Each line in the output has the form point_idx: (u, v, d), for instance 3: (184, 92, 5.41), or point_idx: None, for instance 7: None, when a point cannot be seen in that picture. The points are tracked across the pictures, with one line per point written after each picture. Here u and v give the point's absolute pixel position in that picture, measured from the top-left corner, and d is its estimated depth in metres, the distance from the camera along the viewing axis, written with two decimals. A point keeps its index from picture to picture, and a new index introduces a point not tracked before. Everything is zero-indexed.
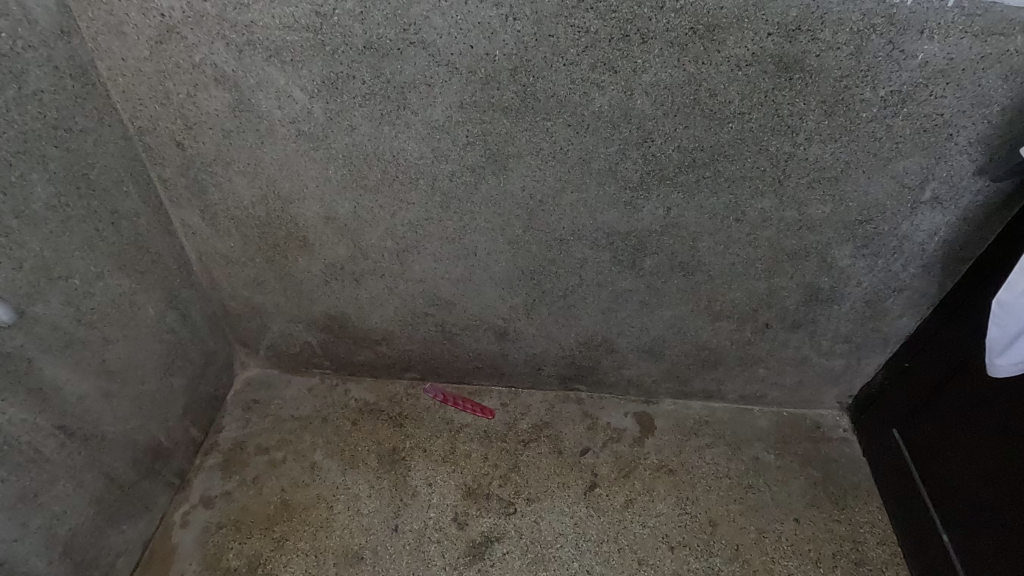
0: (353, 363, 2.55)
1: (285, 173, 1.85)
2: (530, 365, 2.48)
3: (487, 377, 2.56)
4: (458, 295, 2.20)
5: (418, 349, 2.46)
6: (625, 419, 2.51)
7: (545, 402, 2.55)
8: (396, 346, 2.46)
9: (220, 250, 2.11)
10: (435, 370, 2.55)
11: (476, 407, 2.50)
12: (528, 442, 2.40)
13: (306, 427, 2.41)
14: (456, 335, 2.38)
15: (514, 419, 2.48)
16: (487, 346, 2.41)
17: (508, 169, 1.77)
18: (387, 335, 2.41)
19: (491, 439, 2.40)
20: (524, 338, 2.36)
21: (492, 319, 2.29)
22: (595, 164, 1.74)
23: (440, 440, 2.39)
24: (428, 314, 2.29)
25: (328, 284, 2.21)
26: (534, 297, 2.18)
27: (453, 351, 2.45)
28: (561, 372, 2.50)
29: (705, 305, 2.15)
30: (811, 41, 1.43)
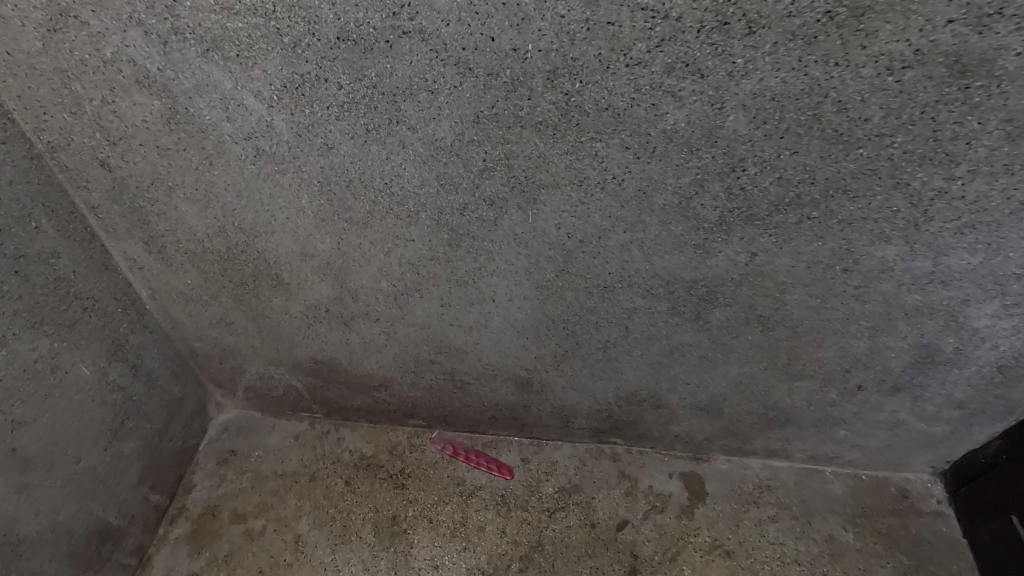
0: (348, 409, 2.16)
1: (246, 202, 1.41)
2: (558, 417, 2.06)
3: (507, 428, 2.16)
4: (472, 344, 1.77)
5: (424, 397, 2.05)
6: (670, 482, 2.09)
7: (574, 459, 2.14)
8: (398, 394, 2.05)
9: (175, 287, 1.70)
10: (445, 419, 2.15)
11: (492, 465, 2.11)
12: (553, 512, 2.00)
13: (292, 488, 2.03)
14: (470, 385, 1.96)
15: (538, 481, 2.08)
16: (507, 398, 2.00)
17: (539, 203, 1.31)
18: (386, 382, 2.00)
19: (510, 507, 2.01)
20: (552, 391, 1.94)
21: (513, 370, 1.86)
22: (659, 199, 1.28)
23: (449, 507, 2.00)
24: (435, 363, 1.87)
25: (312, 328, 1.79)
26: (567, 349, 1.75)
27: (466, 401, 2.04)
28: (595, 426, 2.08)
29: (782, 363, 1.70)
30: (1014, 32, 0.93)
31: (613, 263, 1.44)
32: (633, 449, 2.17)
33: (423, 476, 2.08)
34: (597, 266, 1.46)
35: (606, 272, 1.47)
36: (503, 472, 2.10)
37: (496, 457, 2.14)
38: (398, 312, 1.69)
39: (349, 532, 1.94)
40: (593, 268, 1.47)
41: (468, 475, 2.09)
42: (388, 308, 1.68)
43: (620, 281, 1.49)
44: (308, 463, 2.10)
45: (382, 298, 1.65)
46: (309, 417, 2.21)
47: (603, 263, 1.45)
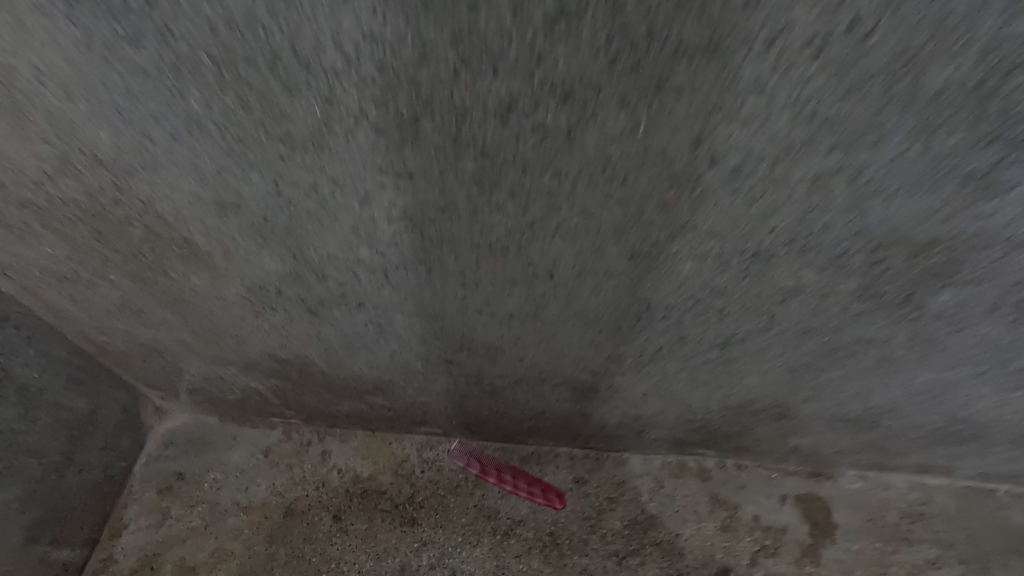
0: (334, 413, 1.56)
1: (88, 108, 0.74)
2: (628, 426, 1.46)
3: (551, 438, 1.56)
4: (511, 337, 1.14)
5: (439, 402, 1.45)
6: (781, 509, 1.51)
7: (645, 479, 1.56)
8: (401, 397, 1.44)
9: (35, 261, 1.06)
10: (468, 427, 1.55)
11: (533, 490, 1.53)
12: (624, 557, 1.43)
13: (260, 526, 1.48)
14: (504, 389, 1.35)
15: (599, 512, 1.50)
16: (557, 405, 1.39)
17: (669, 93, 0.62)
18: (383, 385, 1.39)
19: (564, 551, 1.44)
20: (625, 398, 1.32)
21: (571, 372, 1.24)
22: (953, 79, 0.56)
23: (477, 554, 1.44)
24: (452, 360, 1.25)
25: (264, 315, 1.16)
26: (661, 346, 1.11)
27: (498, 407, 1.44)
28: (679, 436, 1.48)
29: (1017, 368, 1.04)
30: None
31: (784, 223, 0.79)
32: (726, 462, 1.58)
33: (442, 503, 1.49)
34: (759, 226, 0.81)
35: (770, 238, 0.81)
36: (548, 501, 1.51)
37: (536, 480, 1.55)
38: (395, 294, 1.05)
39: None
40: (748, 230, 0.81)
41: (502, 504, 1.51)
42: (380, 287, 1.03)
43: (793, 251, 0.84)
44: (282, 492, 1.54)
45: (366, 274, 1.00)
46: (281, 425, 1.63)
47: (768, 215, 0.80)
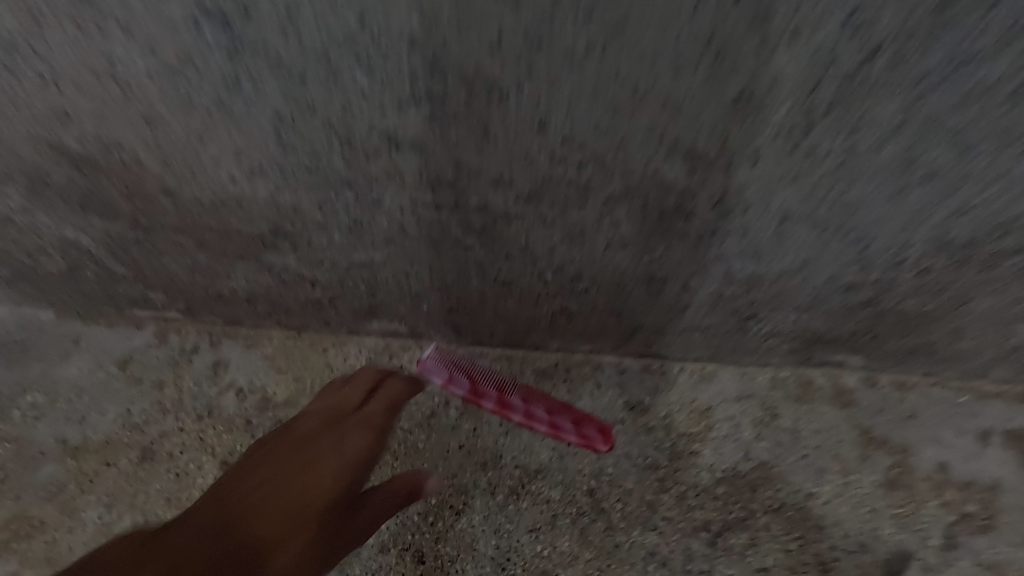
0: (228, 295, 0.94)
1: None
2: (731, 303, 0.82)
3: (587, 338, 0.93)
4: (519, 41, 0.49)
5: (393, 262, 0.82)
6: (990, 456, 0.86)
7: (748, 407, 0.93)
8: (327, 250, 0.81)
9: None
10: (448, 317, 0.92)
11: (559, 423, 0.87)
12: (720, 533, 0.83)
13: (105, 481, 0.89)
14: (509, 220, 0.71)
15: (672, 459, 0.88)
16: (608, 256, 0.75)
17: None
18: (286, 219, 0.75)
19: (614, 524, 0.83)
20: (745, 228, 0.67)
21: (641, 161, 0.60)
22: None
23: (465, 527, 0.84)
24: (398, 141, 0.61)
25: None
26: (886, 36, 0.45)
27: (498, 268, 0.80)
28: (817, 324, 0.84)
29: None
30: None
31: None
32: (884, 380, 0.93)
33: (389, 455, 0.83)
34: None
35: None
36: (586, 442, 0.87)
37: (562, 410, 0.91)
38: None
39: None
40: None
41: (507, 446, 0.89)
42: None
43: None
44: (142, 426, 0.92)
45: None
46: (151, 322, 1.01)
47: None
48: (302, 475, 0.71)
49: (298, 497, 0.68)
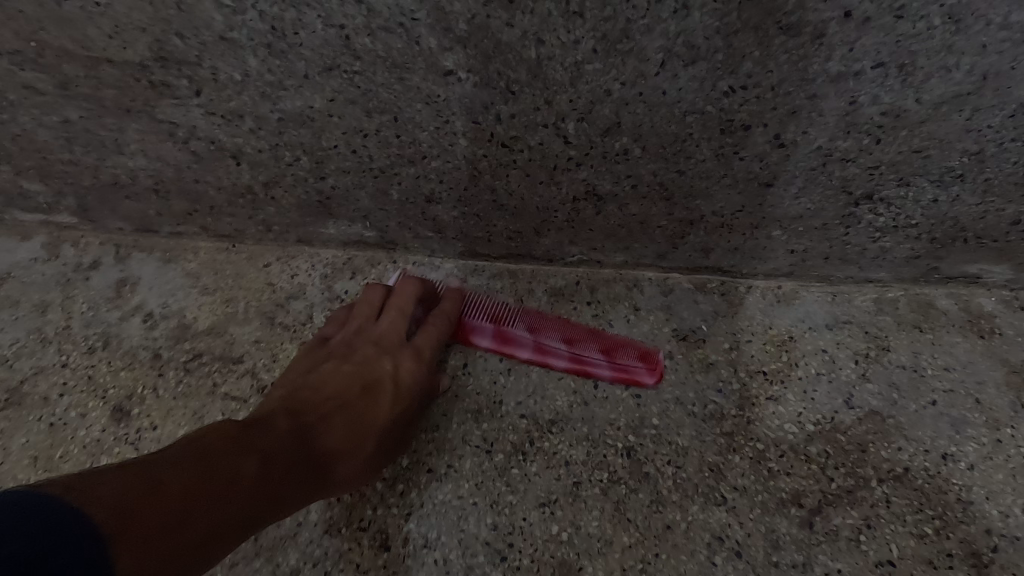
0: (124, 183, 0.68)
1: None
2: (841, 172, 0.55)
3: (621, 241, 0.66)
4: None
5: (340, 111, 0.55)
6: None
7: (847, 336, 0.66)
8: (242, 94, 0.55)
9: None
10: (427, 213, 0.66)
11: (584, 353, 0.64)
12: (816, 507, 0.57)
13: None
14: (510, 10, 0.44)
15: (742, 406, 0.62)
16: (663, 82, 0.48)
17: None
18: (169, 25, 0.49)
19: (664, 497, 0.57)
20: (899, 8, 0.41)
21: None
22: None
23: (447, 497, 0.58)
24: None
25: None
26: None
27: (495, 117, 0.54)
28: (963, 207, 0.57)
29: None
30: None
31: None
32: None
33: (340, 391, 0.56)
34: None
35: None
36: (627, 373, 0.63)
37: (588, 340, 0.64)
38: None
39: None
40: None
41: (509, 389, 0.63)
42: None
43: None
44: (12, 362, 0.68)
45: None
46: (34, 230, 0.76)
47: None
48: (307, 436, 0.52)
49: (307, 460, 0.50)
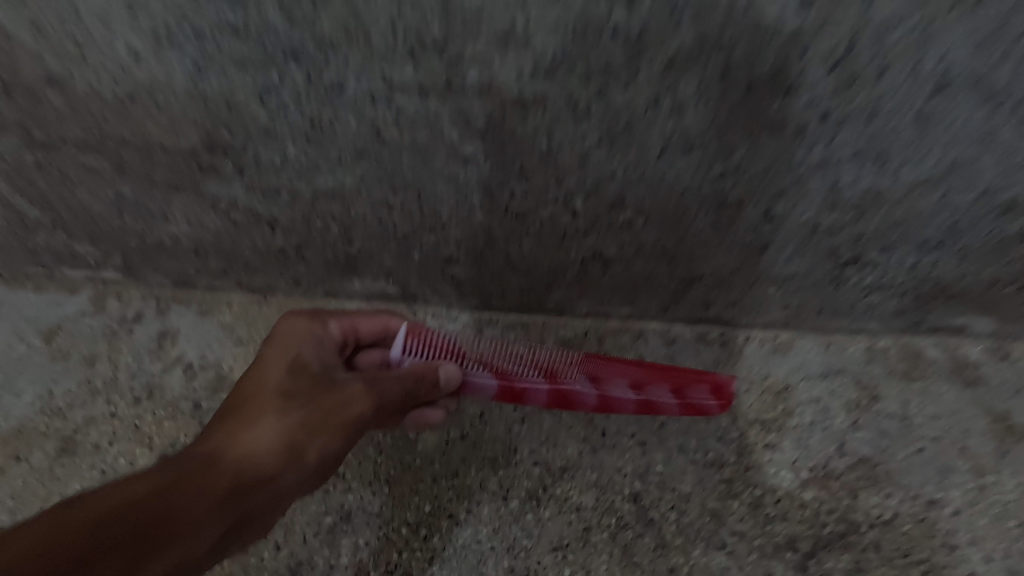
0: (165, 244, 0.74)
1: None
2: (828, 240, 0.60)
3: (626, 297, 0.71)
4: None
5: (369, 187, 0.61)
6: None
7: (840, 384, 0.70)
8: (279, 173, 0.60)
9: None
10: (446, 270, 0.71)
11: (654, 396, 0.65)
12: (810, 554, 0.61)
13: (16, 482, 0.71)
14: (524, 110, 0.50)
15: (742, 453, 0.66)
16: (664, 166, 0.54)
17: None
18: (219, 121, 0.55)
19: (668, 541, 0.62)
20: (867, 113, 0.47)
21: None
22: None
23: (469, 544, 0.63)
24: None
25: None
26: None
27: (509, 194, 0.59)
28: (944, 269, 0.62)
29: None
30: None
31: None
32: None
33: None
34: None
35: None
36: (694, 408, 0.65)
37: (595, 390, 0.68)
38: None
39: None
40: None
41: (523, 438, 0.67)
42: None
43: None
44: (66, 413, 0.74)
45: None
46: (77, 285, 0.81)
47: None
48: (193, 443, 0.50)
49: (182, 460, 0.48)
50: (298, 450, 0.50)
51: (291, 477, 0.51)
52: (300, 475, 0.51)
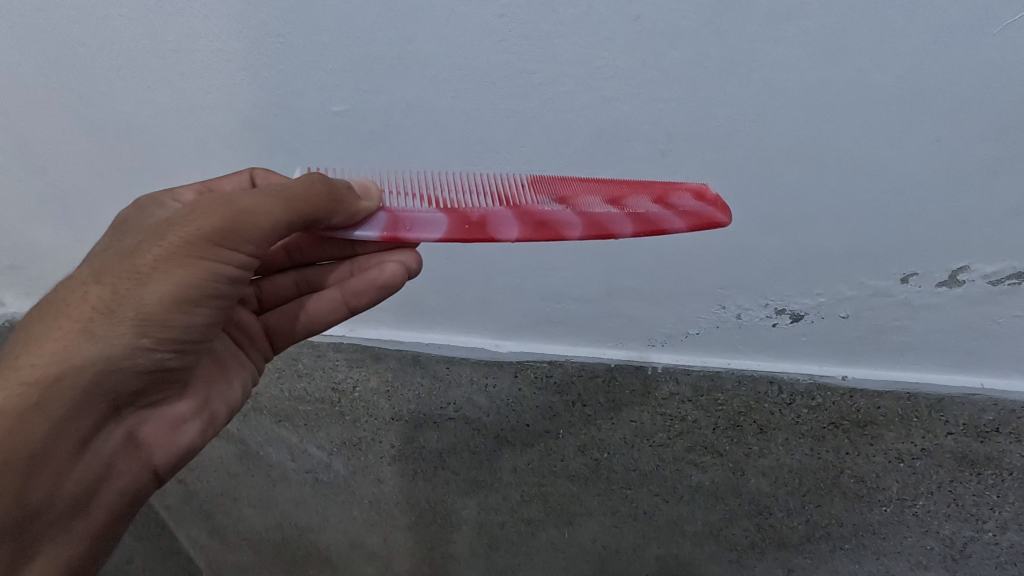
0: (254, 483, 1.08)
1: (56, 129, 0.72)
2: (679, 502, 0.93)
3: (520, 515, 0.99)
4: (553, 271, 0.78)
5: (378, 443, 0.99)
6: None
7: None
8: (319, 420, 0.99)
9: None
10: (395, 469, 1.01)
11: (561, 217, 0.56)
12: None
13: None
14: (471, 422, 0.95)
15: None
16: (542, 465, 0.95)
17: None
18: (320, 400, 0.98)
19: None
20: (629, 468, 0.93)
21: (544, 399, 0.91)
22: None
23: None
24: (427, 344, 0.91)
25: (127, 127, 0.70)
26: (795, 283, 0.73)
27: (457, 465, 0.98)
28: (745, 519, 0.93)
29: None
30: None
31: (963, 113, 0.54)
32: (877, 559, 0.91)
33: (274, 240, 0.51)
34: (926, 108, 0.54)
35: (897, 148, 0.57)
36: (675, 211, 0.56)
37: (458, 567, 1.07)
38: (343, 105, 0.63)
39: (214, 418, 0.60)
40: (904, 77, 0.52)
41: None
42: (300, 74, 0.61)
43: (921, 191, 0.60)
44: None
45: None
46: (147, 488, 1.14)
47: (986, 222, 0.62)
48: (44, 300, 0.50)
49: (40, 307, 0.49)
50: (167, 239, 0.47)
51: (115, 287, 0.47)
52: (179, 280, 0.47)
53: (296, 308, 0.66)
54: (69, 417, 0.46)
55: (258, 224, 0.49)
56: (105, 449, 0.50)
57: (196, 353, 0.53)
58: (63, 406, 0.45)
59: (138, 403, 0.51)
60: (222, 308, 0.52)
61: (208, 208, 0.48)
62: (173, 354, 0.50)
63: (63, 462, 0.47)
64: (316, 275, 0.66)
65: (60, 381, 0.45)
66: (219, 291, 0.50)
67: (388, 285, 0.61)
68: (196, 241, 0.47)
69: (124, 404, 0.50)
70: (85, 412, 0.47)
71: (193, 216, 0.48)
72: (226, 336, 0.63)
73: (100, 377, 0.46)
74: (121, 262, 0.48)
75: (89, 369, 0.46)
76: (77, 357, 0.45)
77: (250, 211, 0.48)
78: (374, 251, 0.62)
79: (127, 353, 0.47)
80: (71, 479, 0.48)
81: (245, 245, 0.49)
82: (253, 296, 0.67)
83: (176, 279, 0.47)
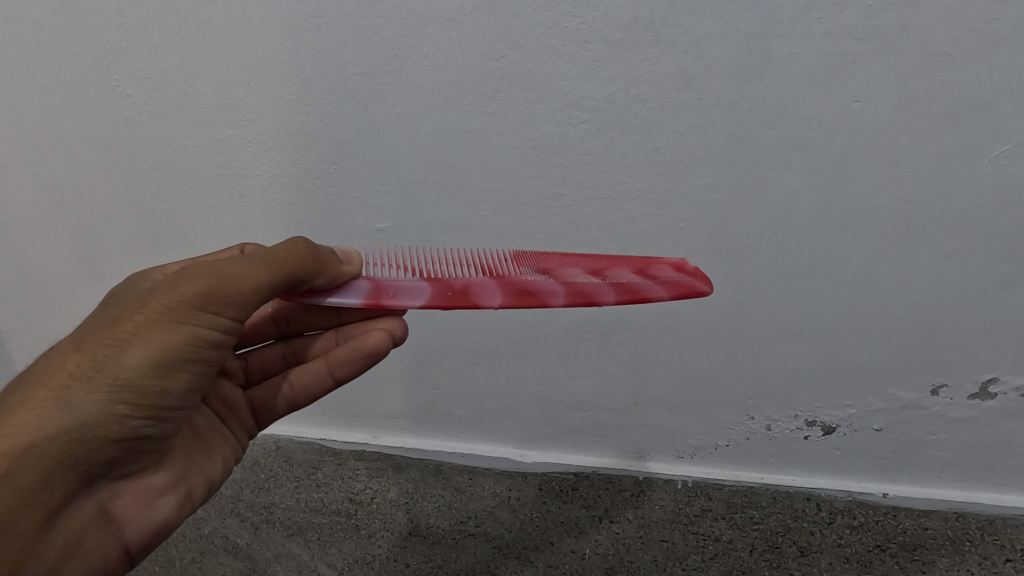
0: None
1: (121, 240, 0.78)
2: None
3: None
4: (579, 383, 0.80)
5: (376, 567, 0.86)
6: None
7: None
8: (317, 537, 0.90)
9: None
10: None
11: (546, 283, 0.52)
12: None
13: None
14: (494, 535, 0.86)
15: None
16: None
17: (347, 71, 0.59)
18: (332, 511, 0.92)
19: None
20: None
21: (570, 512, 0.87)
22: None
23: None
24: (450, 453, 0.94)
25: (186, 239, 0.76)
26: (824, 395, 0.73)
27: None
28: None
29: None
30: None
31: (967, 232, 0.57)
32: None
33: (260, 306, 0.47)
34: (930, 227, 0.58)
35: (910, 262, 0.60)
36: (665, 281, 0.53)
37: None
38: (386, 223, 0.68)
39: (192, 495, 0.50)
40: (907, 198, 0.56)
41: None
42: (350, 196, 0.67)
43: (936, 306, 0.63)
44: None
45: (277, 129, 0.64)
46: None
47: (1008, 336, 0.63)
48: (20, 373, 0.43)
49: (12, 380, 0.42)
50: (149, 305, 0.42)
51: (95, 351, 0.41)
52: (159, 343, 0.41)
53: (280, 381, 0.60)
54: (34, 493, 0.39)
55: (244, 287, 0.44)
56: (72, 527, 0.41)
57: (176, 424, 0.45)
58: (30, 481, 0.38)
59: (112, 477, 0.43)
60: (206, 374, 0.45)
61: (192, 275, 0.44)
62: (151, 423, 0.43)
63: (23, 541, 0.39)
64: (303, 345, 0.62)
65: (30, 452, 0.38)
66: (202, 355, 0.44)
67: (373, 355, 0.56)
68: (179, 304, 0.42)
69: (96, 479, 0.42)
70: (52, 487, 0.39)
71: (176, 280, 0.43)
72: (207, 409, 0.56)
73: (72, 447, 0.39)
74: (99, 328, 0.42)
75: (62, 438, 0.39)
76: (48, 427, 0.39)
77: (235, 277, 0.44)
78: (360, 316, 0.59)
79: (100, 420, 0.40)
80: (30, 562, 0.39)
81: (229, 308, 0.44)
82: (238, 369, 0.61)
83: (157, 341, 0.41)
